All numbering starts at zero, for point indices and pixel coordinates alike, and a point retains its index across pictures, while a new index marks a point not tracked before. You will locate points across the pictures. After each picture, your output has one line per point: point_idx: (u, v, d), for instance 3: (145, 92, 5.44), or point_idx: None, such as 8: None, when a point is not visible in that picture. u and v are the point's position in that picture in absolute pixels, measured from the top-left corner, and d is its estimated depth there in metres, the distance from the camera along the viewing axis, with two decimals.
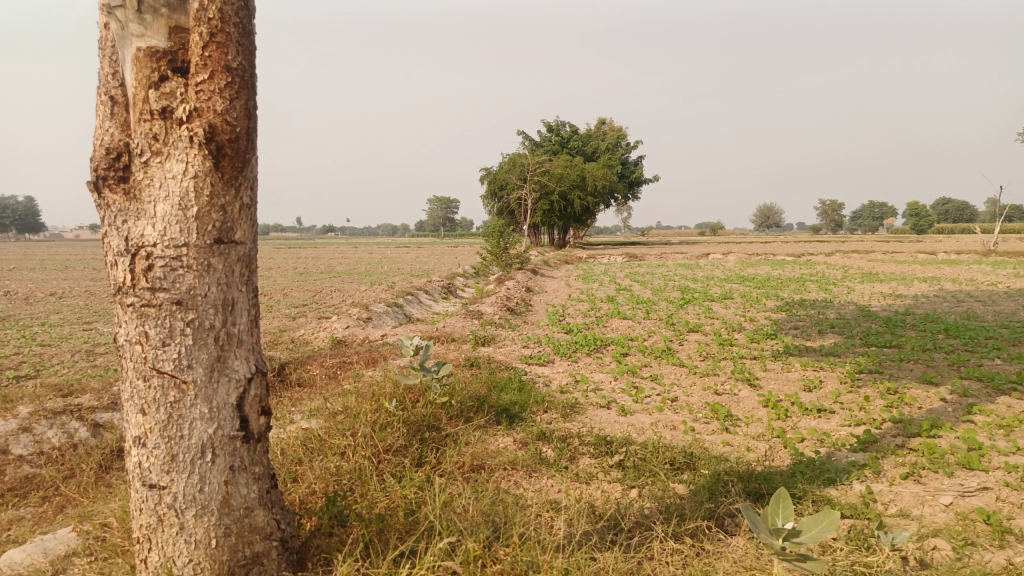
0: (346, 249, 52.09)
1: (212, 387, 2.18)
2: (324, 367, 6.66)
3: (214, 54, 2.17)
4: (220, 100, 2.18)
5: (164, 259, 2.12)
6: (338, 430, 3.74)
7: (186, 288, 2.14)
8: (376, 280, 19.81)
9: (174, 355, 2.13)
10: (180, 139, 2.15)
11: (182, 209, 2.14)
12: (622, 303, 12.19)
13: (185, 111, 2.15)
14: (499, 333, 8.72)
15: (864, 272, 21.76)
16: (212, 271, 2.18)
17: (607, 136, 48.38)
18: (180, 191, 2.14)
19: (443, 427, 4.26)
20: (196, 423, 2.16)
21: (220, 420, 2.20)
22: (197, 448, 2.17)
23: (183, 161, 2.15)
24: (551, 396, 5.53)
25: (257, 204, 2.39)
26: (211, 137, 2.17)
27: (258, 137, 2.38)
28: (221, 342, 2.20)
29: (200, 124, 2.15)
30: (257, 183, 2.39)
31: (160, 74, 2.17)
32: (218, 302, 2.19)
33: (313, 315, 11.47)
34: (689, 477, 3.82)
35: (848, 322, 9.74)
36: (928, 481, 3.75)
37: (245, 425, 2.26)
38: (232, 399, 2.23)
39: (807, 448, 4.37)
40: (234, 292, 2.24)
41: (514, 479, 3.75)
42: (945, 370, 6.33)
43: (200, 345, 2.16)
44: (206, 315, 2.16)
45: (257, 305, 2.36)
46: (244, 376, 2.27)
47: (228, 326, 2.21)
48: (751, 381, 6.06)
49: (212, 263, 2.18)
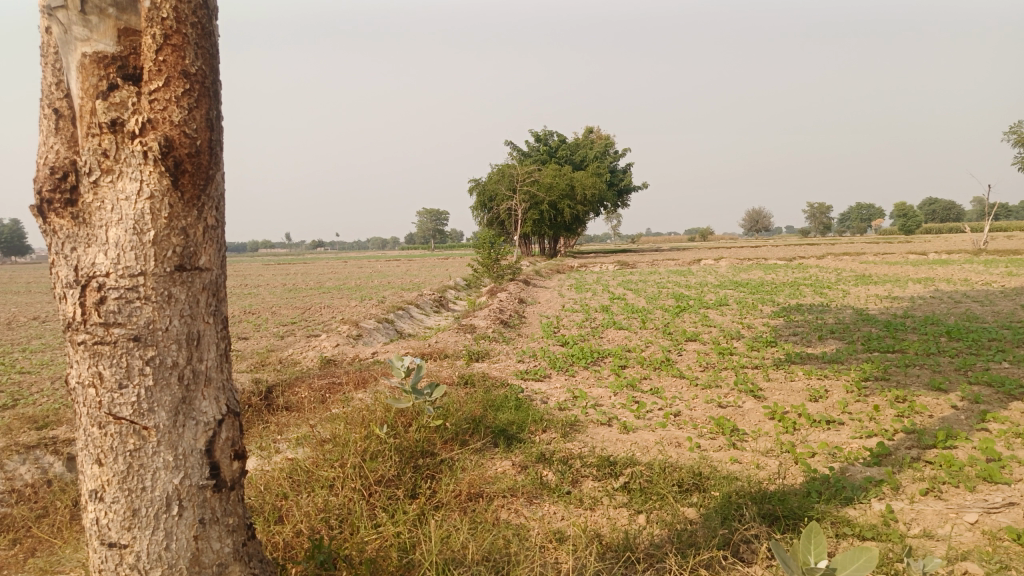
0: (336, 264, 51.76)
1: (177, 432, 2.01)
2: (313, 389, 6.43)
3: (169, 58, 2.01)
4: (177, 110, 2.02)
5: (118, 290, 1.94)
6: (325, 462, 3.53)
7: (144, 322, 1.96)
8: (367, 295, 19.58)
9: (133, 398, 1.96)
10: (133, 155, 1.97)
11: (137, 234, 1.96)
12: (617, 313, 12.01)
13: (137, 123, 1.97)
14: (493, 348, 8.51)
15: (858, 275, 21.69)
16: (173, 302, 2.00)
17: (595, 145, 48.42)
18: (134, 214, 1.96)
19: (438, 453, 4.06)
20: (160, 473, 1.99)
21: (187, 468, 2.02)
22: (162, 501, 1.99)
23: (137, 179, 1.97)
24: (549, 414, 5.33)
25: (222, 225, 2.22)
26: (168, 151, 1.99)
27: (221, 151, 2.21)
28: (186, 381, 2.02)
29: (155, 138, 1.98)
30: (222, 201, 2.22)
31: (109, 83, 2.00)
32: (181, 337, 2.02)
33: (303, 333, 11.23)
34: (699, 500, 3.62)
35: (848, 327, 9.59)
36: (949, 497, 3.56)
37: (216, 472, 2.09)
38: (200, 445, 2.05)
39: (819, 463, 4.18)
40: (199, 325, 2.07)
41: (514, 509, 3.55)
42: (953, 375, 6.16)
43: (162, 386, 1.98)
44: (167, 352, 1.99)
45: (226, 338, 2.19)
46: (213, 418, 2.10)
47: (193, 363, 2.04)
48: (755, 392, 5.88)
49: (173, 294, 2.01)
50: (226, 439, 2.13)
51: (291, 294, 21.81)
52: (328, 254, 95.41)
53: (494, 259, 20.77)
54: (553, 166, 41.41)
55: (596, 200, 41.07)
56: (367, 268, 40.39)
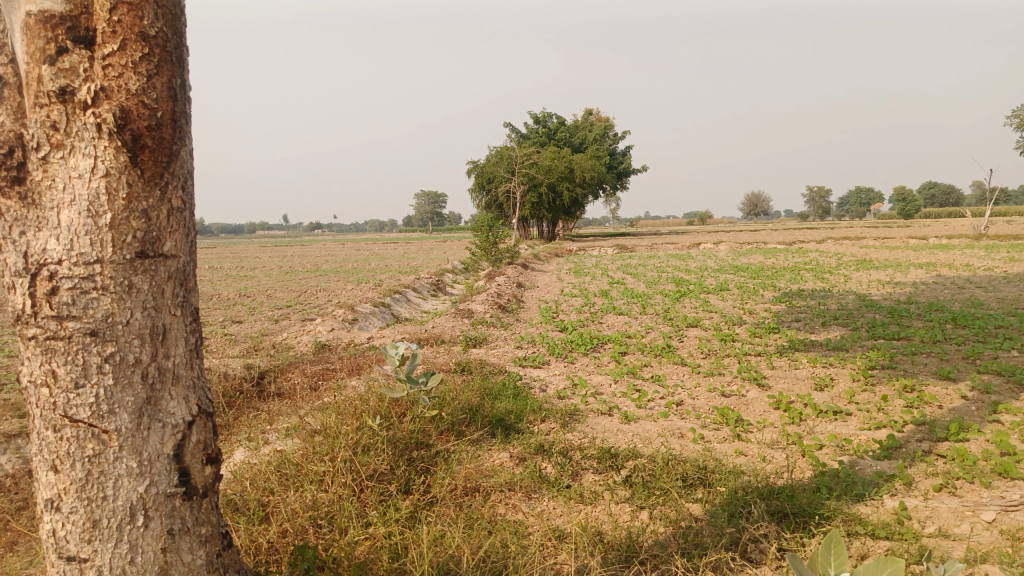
0: (333, 246, 51.52)
1: (141, 436, 1.90)
2: (306, 376, 6.27)
3: (125, 18, 1.85)
4: (135, 77, 1.87)
5: (72, 280, 1.82)
6: (315, 455, 3.38)
7: (102, 315, 1.84)
8: (364, 278, 19.41)
9: (91, 399, 1.85)
10: (85, 127, 1.83)
11: (92, 217, 1.83)
12: (617, 298, 11.86)
13: (89, 91, 1.82)
14: (491, 333, 8.36)
15: (859, 259, 21.55)
16: (134, 293, 1.88)
17: (595, 127, 48.08)
18: (88, 193, 1.83)
19: (433, 444, 3.91)
20: (123, 480, 1.88)
21: (153, 475, 1.92)
22: (125, 511, 1.89)
23: (91, 155, 1.83)
24: (548, 403, 5.18)
25: (190, 207, 2.08)
26: (124, 124, 1.86)
27: (186, 122, 2.06)
28: (150, 381, 1.91)
29: (110, 108, 1.84)
30: (189, 179, 2.09)
31: (57, 46, 1.82)
32: (144, 331, 1.90)
33: (298, 316, 11.07)
34: (705, 496, 3.48)
35: (851, 313, 9.44)
36: (965, 494, 3.42)
37: (185, 479, 1.98)
38: (168, 449, 1.95)
39: (828, 457, 4.04)
40: (165, 318, 1.95)
41: (511, 504, 3.42)
42: (961, 363, 6.02)
43: (123, 386, 1.87)
44: (129, 348, 1.87)
45: (196, 332, 2.07)
46: (182, 420, 1.98)
47: (158, 359, 1.92)
48: (758, 380, 5.74)
49: (134, 283, 1.89)
50: (197, 442, 2.02)
51: (287, 276, 21.62)
52: (325, 237, 95.10)
53: (493, 242, 20.58)
54: (552, 148, 41.08)
55: (595, 183, 40.81)
56: (364, 251, 40.18)
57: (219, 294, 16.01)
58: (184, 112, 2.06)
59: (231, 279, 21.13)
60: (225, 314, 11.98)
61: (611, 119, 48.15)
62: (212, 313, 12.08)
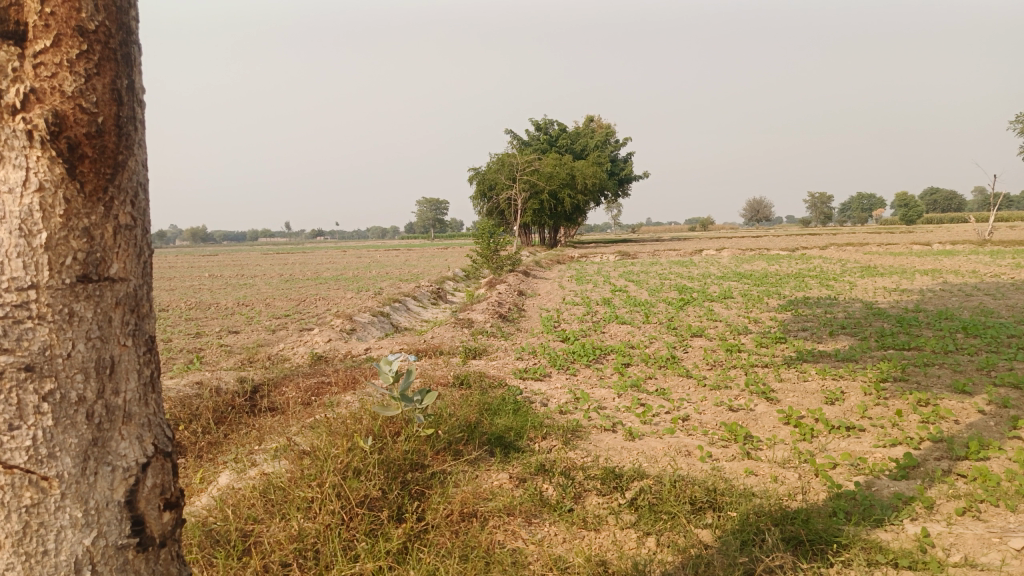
0: (335, 254, 51.43)
1: (86, 482, 1.79)
2: (300, 390, 6.10)
3: (59, 10, 1.75)
4: (72, 76, 1.77)
5: (4, 310, 1.69)
6: (302, 478, 3.21)
7: (39, 348, 1.72)
8: (364, 287, 19.24)
9: (27, 443, 1.71)
10: (16, 135, 1.71)
11: (26, 237, 1.72)
12: (619, 306, 11.67)
13: (18, 94, 1.71)
14: (491, 344, 8.18)
15: (863, 266, 21.34)
16: (75, 322, 1.78)
17: (596, 134, 48.02)
18: (21, 211, 1.72)
19: (428, 464, 3.73)
20: (66, 533, 1.75)
21: (101, 525, 1.80)
22: (69, 567, 1.76)
23: (24, 167, 1.72)
24: (550, 419, 4.99)
25: (138, 230, 1.99)
26: (60, 130, 1.75)
27: (130, 127, 1.97)
28: (97, 419, 1.82)
29: (42, 113, 1.73)
30: (138, 193, 2.00)
31: None
32: (88, 364, 1.80)
33: (295, 326, 10.90)
34: (715, 521, 3.29)
35: (859, 322, 9.25)
36: (990, 519, 3.23)
37: (139, 528, 1.88)
38: (118, 495, 1.84)
39: (843, 477, 3.85)
40: (113, 349, 1.86)
41: (510, 530, 3.24)
42: (976, 375, 5.82)
43: (64, 427, 1.76)
44: (71, 384, 1.77)
45: (146, 365, 1.99)
46: (135, 462, 1.89)
47: (104, 395, 1.83)
48: (767, 393, 5.55)
49: (75, 311, 1.78)
50: (152, 487, 1.93)
51: (287, 285, 21.46)
52: (327, 244, 95.07)
53: (494, 249, 20.42)
54: (553, 155, 40.97)
55: (597, 190, 40.69)
56: (366, 258, 40.07)
57: (218, 303, 15.86)
58: (129, 117, 1.97)
59: (230, 288, 20.99)
60: (223, 324, 11.83)
61: (613, 126, 48.09)
62: (209, 323, 11.91)
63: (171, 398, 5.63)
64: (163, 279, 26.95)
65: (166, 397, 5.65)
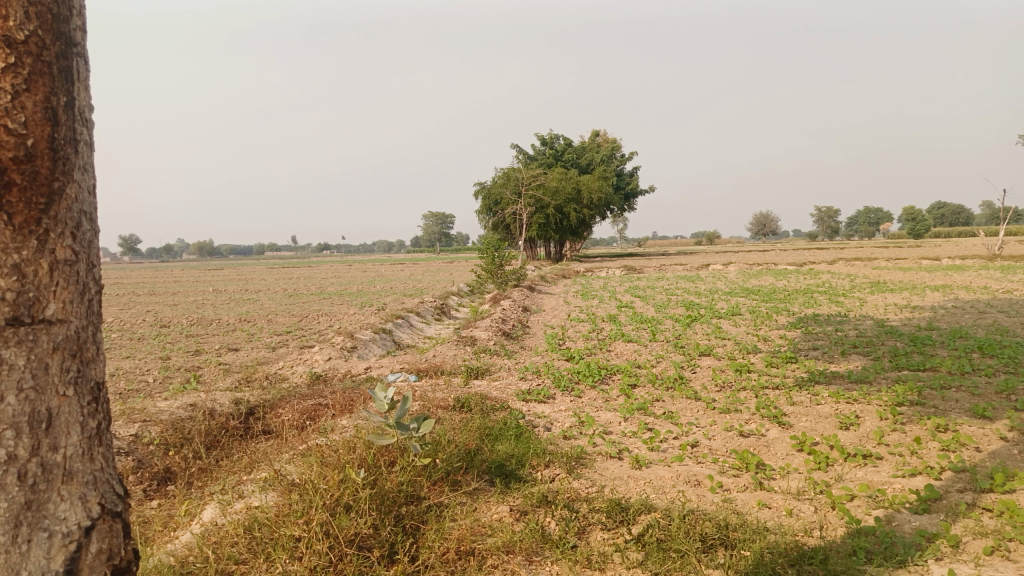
0: (340, 268, 51.41)
1: (22, 547, 1.97)
2: (296, 412, 5.92)
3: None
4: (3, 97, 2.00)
5: None
6: (289, 515, 3.04)
7: None
8: (367, 302, 19.08)
9: None
10: None
11: None
12: (625, 323, 11.47)
13: None
14: (494, 363, 7.99)
15: (873, 282, 21.08)
16: (13, 375, 1.99)
17: (601, 148, 47.99)
18: None
19: (425, 497, 3.56)
20: None
21: None
22: None
23: None
24: (553, 445, 4.81)
25: (81, 291, 2.23)
26: None
27: (64, 148, 2.19)
28: (34, 473, 2.02)
29: None
30: (77, 227, 2.23)
31: None
32: (25, 418, 2.02)
33: (296, 344, 10.73)
34: (728, 560, 3.10)
35: (870, 340, 9.03)
36: (1021, 559, 3.03)
37: None
38: (56, 561, 2.03)
39: (861, 511, 3.66)
40: (50, 401, 2.08)
41: (510, 570, 3.06)
42: (996, 400, 5.61)
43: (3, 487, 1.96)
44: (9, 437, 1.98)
45: (87, 422, 2.21)
46: (77, 525, 2.10)
47: (40, 452, 2.04)
48: (778, 418, 5.35)
49: (13, 365, 2.00)
50: (96, 552, 2.13)
51: (291, 300, 21.32)
52: (333, 258, 95.17)
53: (499, 264, 20.25)
54: (559, 170, 40.91)
55: (602, 204, 40.57)
56: (371, 273, 39.97)
57: (220, 319, 15.71)
58: (64, 137, 2.20)
59: (233, 303, 20.86)
60: (223, 341, 11.66)
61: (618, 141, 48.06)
62: (209, 340, 11.75)
63: (163, 420, 5.46)
64: (167, 294, 26.86)
65: (159, 419, 5.48)
